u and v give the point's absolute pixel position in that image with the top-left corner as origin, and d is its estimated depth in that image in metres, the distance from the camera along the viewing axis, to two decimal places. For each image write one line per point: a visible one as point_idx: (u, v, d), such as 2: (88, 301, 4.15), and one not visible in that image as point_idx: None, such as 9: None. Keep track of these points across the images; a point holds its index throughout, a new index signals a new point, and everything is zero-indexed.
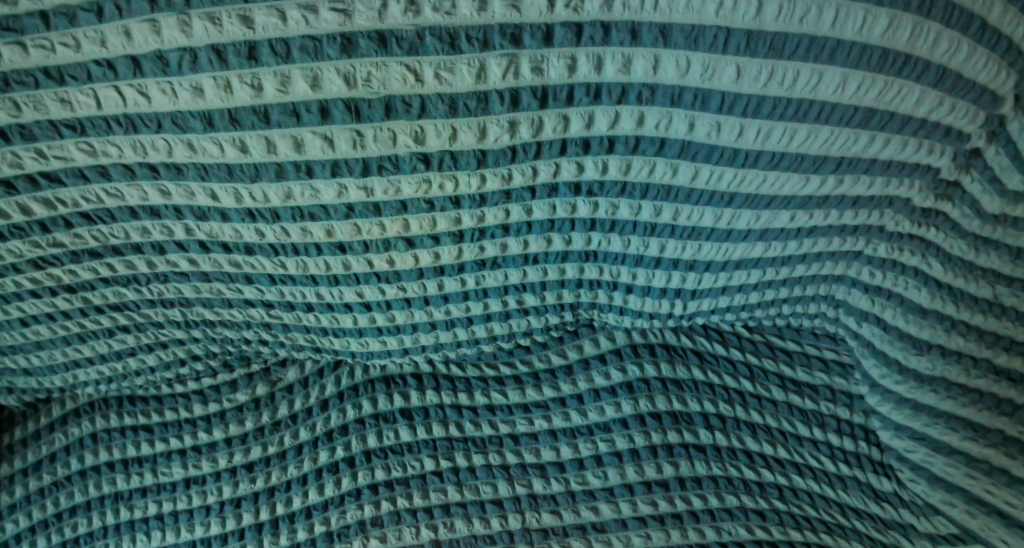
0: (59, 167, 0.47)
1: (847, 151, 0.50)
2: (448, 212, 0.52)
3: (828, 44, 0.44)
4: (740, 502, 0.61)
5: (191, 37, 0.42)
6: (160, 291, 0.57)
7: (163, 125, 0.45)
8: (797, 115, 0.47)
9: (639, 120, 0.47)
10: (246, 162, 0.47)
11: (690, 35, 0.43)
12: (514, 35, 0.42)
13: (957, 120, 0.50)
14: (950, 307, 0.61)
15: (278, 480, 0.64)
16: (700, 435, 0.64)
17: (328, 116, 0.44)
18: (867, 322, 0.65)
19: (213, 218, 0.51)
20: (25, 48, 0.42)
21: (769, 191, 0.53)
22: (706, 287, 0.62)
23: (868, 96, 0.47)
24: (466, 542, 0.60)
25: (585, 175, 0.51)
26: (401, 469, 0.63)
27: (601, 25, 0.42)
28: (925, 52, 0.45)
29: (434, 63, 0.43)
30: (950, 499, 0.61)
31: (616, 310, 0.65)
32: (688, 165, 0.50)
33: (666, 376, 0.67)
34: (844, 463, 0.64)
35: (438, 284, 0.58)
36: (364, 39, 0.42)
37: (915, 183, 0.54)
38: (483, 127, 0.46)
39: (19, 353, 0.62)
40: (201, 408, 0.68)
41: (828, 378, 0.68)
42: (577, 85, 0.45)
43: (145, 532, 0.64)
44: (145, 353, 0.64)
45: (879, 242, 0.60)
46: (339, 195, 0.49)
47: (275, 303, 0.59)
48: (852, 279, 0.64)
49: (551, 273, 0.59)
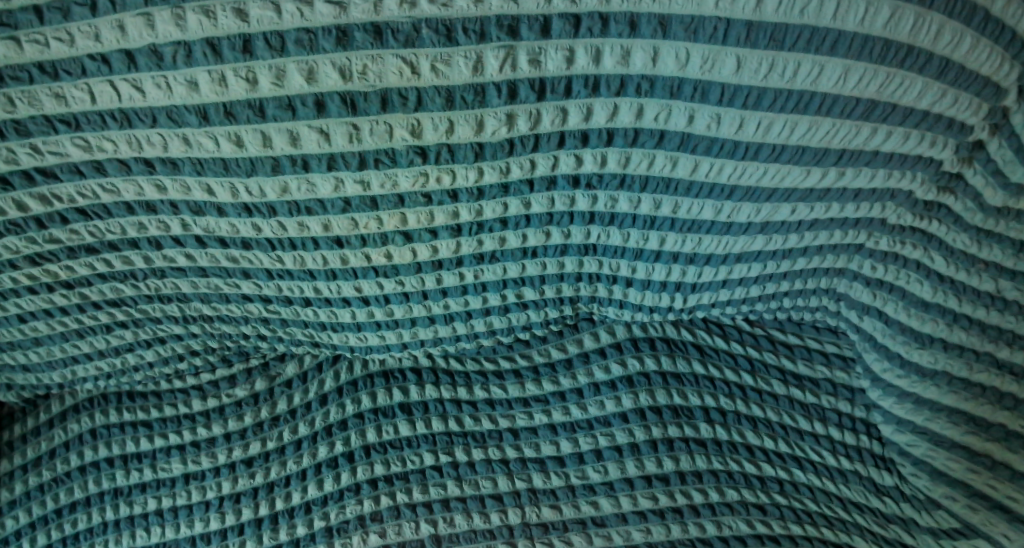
0: (54, 163, 0.47)
1: (848, 145, 0.50)
2: (445, 206, 0.51)
3: (830, 35, 0.44)
4: (740, 497, 0.61)
5: (185, 30, 0.41)
6: (157, 286, 0.57)
7: (158, 120, 0.44)
8: (798, 108, 0.47)
9: (638, 113, 0.46)
10: (242, 156, 0.46)
11: (689, 26, 0.43)
12: (511, 26, 0.42)
13: (959, 112, 0.49)
14: (953, 301, 0.60)
15: (277, 476, 0.64)
16: (701, 429, 0.64)
17: (323, 110, 0.44)
18: (869, 316, 0.64)
19: (210, 213, 0.51)
20: (19, 43, 0.42)
21: (770, 184, 0.52)
22: (706, 281, 0.62)
23: (869, 89, 0.46)
24: (466, 537, 0.60)
25: (584, 168, 0.50)
26: (401, 463, 0.63)
27: (599, 17, 0.42)
28: (927, 44, 0.45)
29: (431, 56, 0.42)
30: (952, 494, 0.61)
31: (616, 304, 0.65)
32: (688, 158, 0.50)
33: (667, 370, 0.67)
34: (845, 457, 0.64)
35: (436, 278, 0.58)
36: (360, 32, 0.41)
37: (917, 176, 0.54)
38: (481, 120, 0.45)
39: (17, 349, 0.62)
40: (200, 403, 0.68)
41: (829, 372, 0.68)
42: (576, 77, 0.44)
43: (145, 527, 0.64)
44: (144, 349, 0.64)
45: (881, 235, 0.60)
46: (336, 189, 0.49)
47: (273, 298, 0.59)
48: (853, 272, 0.63)
49: (550, 266, 0.59)
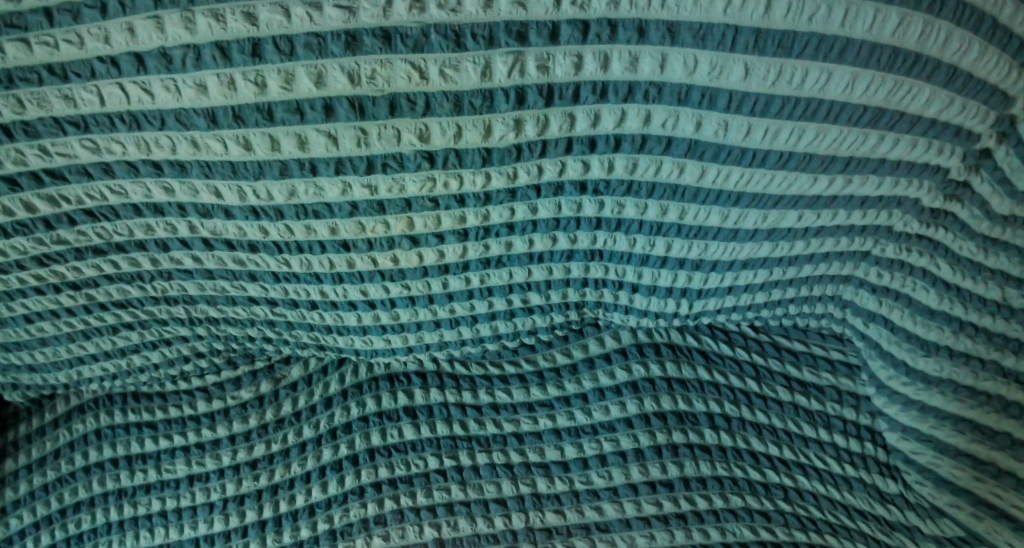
0: (63, 164, 0.47)
1: (856, 152, 0.50)
2: (452, 211, 0.51)
3: (837, 42, 0.44)
4: (744, 503, 0.61)
5: (195, 34, 0.41)
6: (164, 288, 0.57)
7: (167, 123, 0.45)
8: (806, 115, 0.47)
9: (645, 119, 0.47)
10: (250, 159, 0.46)
11: (698, 33, 0.43)
12: (520, 32, 0.42)
13: (967, 120, 0.49)
14: (959, 309, 0.60)
15: (281, 478, 0.64)
16: (705, 434, 0.64)
17: (332, 114, 0.44)
18: (874, 323, 0.64)
19: (217, 215, 0.51)
20: (29, 45, 0.42)
21: (777, 191, 0.52)
22: (712, 287, 0.62)
23: (877, 96, 0.46)
24: (470, 541, 0.60)
25: (592, 174, 0.50)
26: (405, 467, 0.63)
27: (607, 22, 0.42)
28: (935, 52, 0.45)
29: (439, 60, 0.42)
30: (957, 502, 0.61)
31: (622, 310, 0.65)
32: (695, 164, 0.50)
33: (672, 375, 0.67)
34: (850, 464, 0.64)
35: (443, 283, 0.58)
36: (369, 37, 0.41)
37: (924, 184, 0.54)
38: (488, 125, 0.45)
39: (23, 349, 0.62)
40: (205, 405, 0.68)
41: (834, 379, 0.68)
42: (584, 83, 0.44)
43: (149, 528, 0.64)
44: (149, 350, 0.64)
45: (887, 242, 0.60)
46: (343, 193, 0.49)
47: (280, 301, 0.59)
48: (859, 279, 0.63)
49: (557, 272, 0.59)
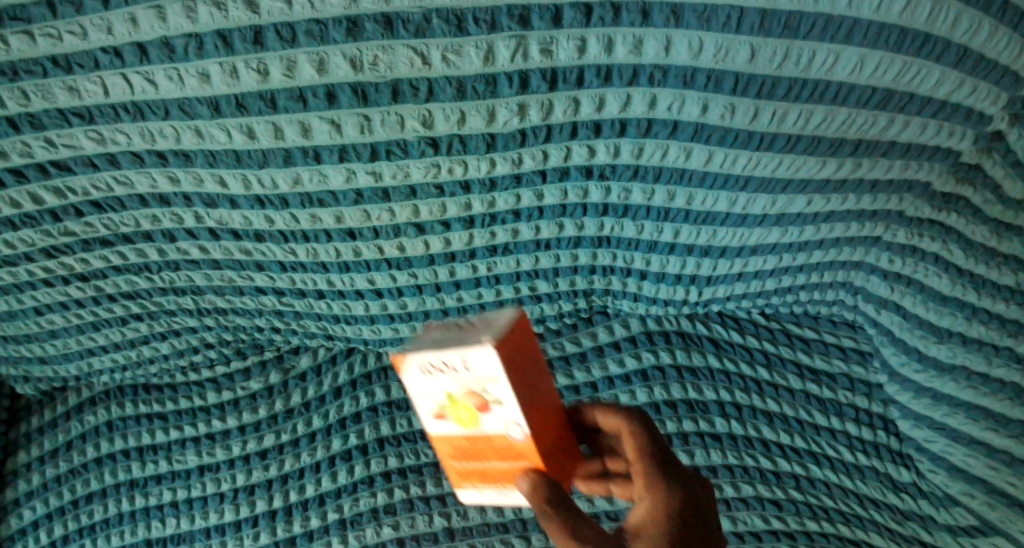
0: (68, 156, 0.48)
1: (864, 135, 0.49)
2: (457, 198, 0.51)
3: (845, 23, 0.43)
4: (755, 492, 0.62)
5: (196, 23, 0.41)
6: (172, 278, 0.57)
7: (171, 112, 0.45)
8: (813, 97, 0.46)
9: (651, 103, 0.46)
10: (254, 148, 0.46)
11: (702, 15, 0.42)
12: (522, 16, 0.41)
13: (978, 102, 0.49)
14: (972, 295, 0.58)
15: (291, 468, 0.65)
16: (716, 423, 0.64)
17: (334, 101, 0.44)
18: (887, 310, 0.63)
19: (223, 205, 0.51)
20: (33, 38, 0.42)
21: (785, 175, 0.51)
22: (721, 273, 0.61)
23: (886, 78, 0.45)
24: (480, 530, 0.60)
25: (597, 159, 0.50)
26: (414, 456, 0.63)
27: (611, 6, 0.41)
28: (945, 32, 0.44)
29: (442, 46, 0.42)
30: (971, 491, 0.59)
31: (631, 297, 0.64)
32: (702, 149, 0.49)
33: (682, 364, 0.66)
34: (863, 453, 0.63)
35: (449, 271, 0.57)
36: (370, 23, 0.41)
37: (935, 167, 0.53)
38: (493, 109, 0.45)
39: (34, 341, 0.63)
40: (215, 395, 0.68)
41: (846, 366, 0.66)
42: (588, 66, 0.44)
43: (160, 519, 0.65)
44: (158, 341, 0.64)
45: (899, 227, 0.58)
46: (348, 181, 0.49)
47: (287, 291, 0.59)
48: (871, 265, 0.62)
49: (564, 259, 0.58)
